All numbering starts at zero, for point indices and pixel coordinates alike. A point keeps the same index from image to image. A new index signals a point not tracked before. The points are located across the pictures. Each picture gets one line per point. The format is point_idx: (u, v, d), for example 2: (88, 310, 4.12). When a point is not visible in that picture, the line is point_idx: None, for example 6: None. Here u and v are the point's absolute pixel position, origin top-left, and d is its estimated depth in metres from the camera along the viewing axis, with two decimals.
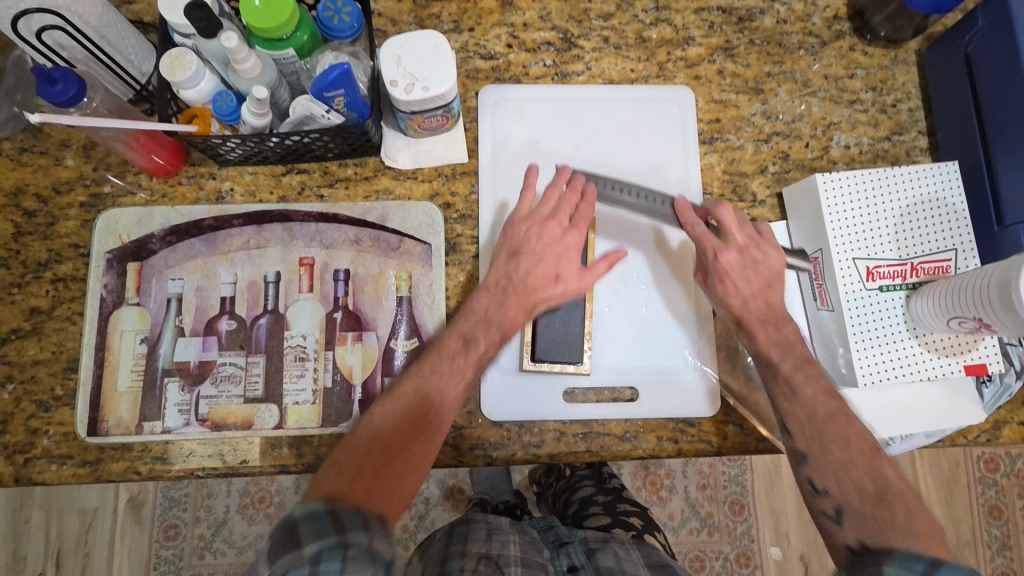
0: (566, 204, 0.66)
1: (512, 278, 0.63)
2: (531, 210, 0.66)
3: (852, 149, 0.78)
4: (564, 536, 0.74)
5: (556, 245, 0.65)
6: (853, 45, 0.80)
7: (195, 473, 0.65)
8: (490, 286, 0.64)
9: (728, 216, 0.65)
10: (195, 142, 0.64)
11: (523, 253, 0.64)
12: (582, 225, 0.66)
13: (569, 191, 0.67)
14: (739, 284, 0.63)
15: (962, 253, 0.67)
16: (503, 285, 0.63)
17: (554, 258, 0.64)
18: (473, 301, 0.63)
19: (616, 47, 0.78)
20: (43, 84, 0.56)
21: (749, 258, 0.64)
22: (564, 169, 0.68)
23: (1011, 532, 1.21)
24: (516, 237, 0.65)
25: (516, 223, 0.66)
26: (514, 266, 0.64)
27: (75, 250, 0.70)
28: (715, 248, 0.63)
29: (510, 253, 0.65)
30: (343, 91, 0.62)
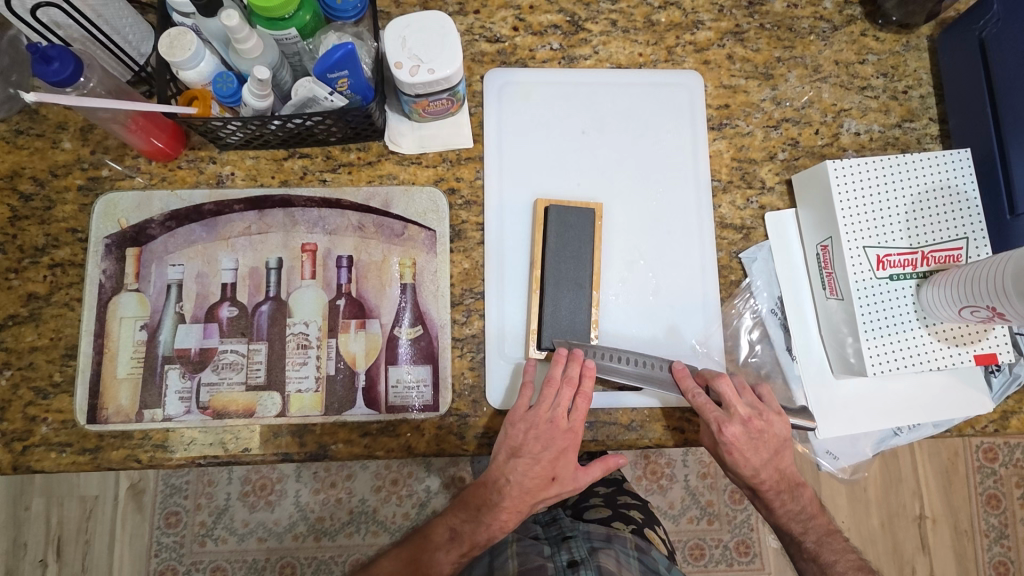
0: (564, 396, 0.63)
1: (511, 479, 0.63)
2: (530, 416, 0.63)
3: (862, 137, 0.76)
4: (566, 529, 0.74)
5: (553, 447, 0.63)
6: (864, 30, 0.78)
7: (195, 462, 0.65)
8: (487, 482, 0.64)
9: (731, 392, 0.64)
10: (195, 125, 0.63)
11: (522, 453, 0.62)
12: (578, 427, 0.64)
13: (566, 381, 0.64)
14: (748, 454, 0.64)
15: (973, 242, 0.66)
16: (499, 487, 0.63)
17: (550, 461, 0.63)
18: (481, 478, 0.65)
19: (624, 30, 0.77)
20: (38, 63, 0.54)
21: (755, 430, 0.64)
22: (559, 356, 0.64)
23: (1008, 521, 1.21)
24: (513, 437, 0.63)
25: (514, 418, 0.63)
26: (513, 470, 0.63)
27: (73, 235, 0.69)
28: (720, 420, 0.62)
29: (509, 456, 0.63)
30: (347, 72, 0.60)
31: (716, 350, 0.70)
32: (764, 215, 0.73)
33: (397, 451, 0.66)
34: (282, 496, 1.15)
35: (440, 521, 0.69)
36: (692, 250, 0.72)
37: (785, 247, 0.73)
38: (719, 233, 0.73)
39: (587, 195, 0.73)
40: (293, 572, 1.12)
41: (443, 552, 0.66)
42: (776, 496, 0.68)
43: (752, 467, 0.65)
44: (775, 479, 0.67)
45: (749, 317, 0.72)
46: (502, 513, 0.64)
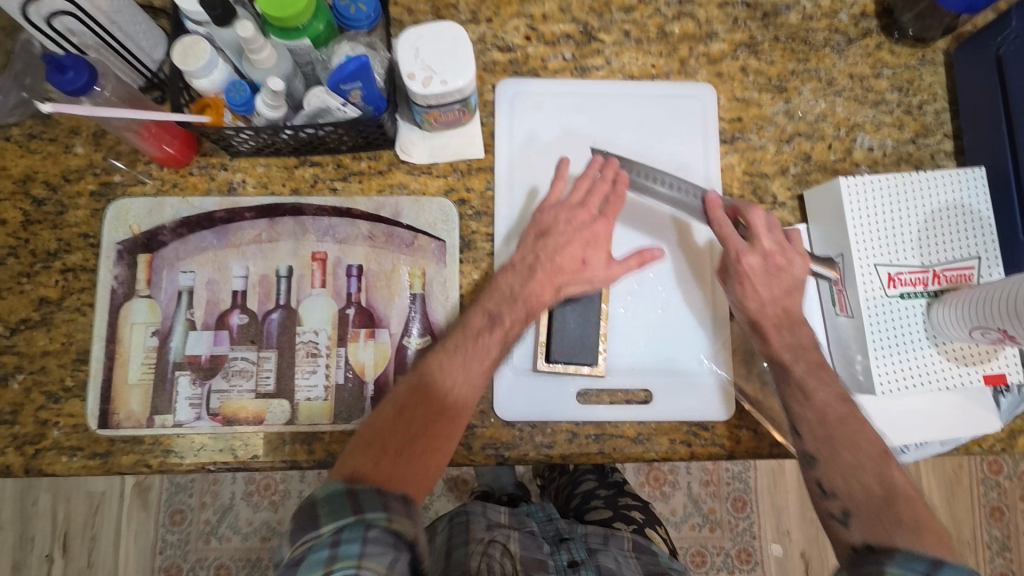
0: (586, 216, 0.68)
1: (537, 261, 0.66)
2: (560, 204, 0.68)
3: (875, 152, 0.76)
4: (564, 531, 0.73)
5: (584, 258, 0.67)
6: (880, 44, 0.78)
7: (205, 468, 0.65)
8: (516, 265, 0.66)
9: (759, 222, 0.67)
10: (208, 132, 0.63)
11: (550, 232, 0.67)
12: (609, 211, 0.68)
13: (596, 193, 0.68)
14: (760, 289, 0.65)
15: (985, 262, 0.66)
16: (530, 264, 0.66)
17: (581, 244, 0.67)
18: (498, 279, 0.66)
19: (637, 41, 0.77)
20: (54, 72, 0.55)
21: (773, 261, 0.65)
22: (595, 163, 0.69)
23: (1013, 533, 1.21)
24: (544, 221, 0.68)
25: (546, 208, 0.68)
26: (542, 247, 0.66)
27: (85, 240, 0.69)
28: (738, 250, 0.65)
29: (535, 236, 0.67)
30: (360, 84, 0.60)
31: (725, 365, 0.70)
32: (774, 229, 0.73)
33: None
34: (285, 497, 1.16)
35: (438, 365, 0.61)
36: (701, 265, 0.72)
37: None
38: None
39: None
40: None
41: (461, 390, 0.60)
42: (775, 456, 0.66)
43: (762, 287, 0.65)
44: (784, 317, 0.65)
45: None
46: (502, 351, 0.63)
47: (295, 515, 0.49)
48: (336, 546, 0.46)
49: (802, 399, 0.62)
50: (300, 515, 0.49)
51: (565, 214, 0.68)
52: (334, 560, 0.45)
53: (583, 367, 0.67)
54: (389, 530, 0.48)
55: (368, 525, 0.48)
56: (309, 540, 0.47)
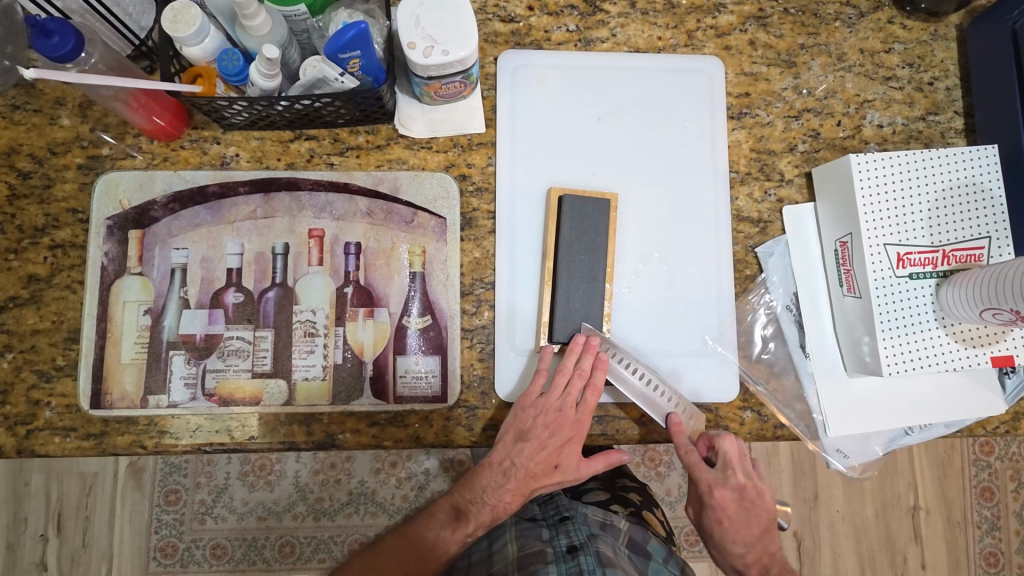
0: (576, 386, 0.63)
1: (515, 462, 0.63)
2: (540, 402, 0.63)
3: (884, 129, 0.74)
4: (564, 510, 0.71)
5: (560, 435, 0.63)
6: (891, 18, 0.76)
7: (201, 449, 0.64)
8: (491, 463, 0.63)
9: (732, 454, 0.64)
10: (200, 104, 0.60)
11: (529, 437, 0.63)
12: (585, 419, 0.64)
13: (578, 372, 0.63)
14: (733, 520, 0.66)
15: (996, 241, 0.65)
16: (506, 467, 0.63)
17: (556, 448, 0.63)
18: (477, 471, 0.65)
19: (643, 12, 0.74)
20: (38, 37, 0.52)
21: (744, 496, 0.66)
22: (575, 344, 0.64)
23: (1002, 513, 1.11)
24: (521, 420, 0.63)
25: (525, 405, 0.63)
26: (518, 452, 0.63)
27: (74, 216, 0.67)
28: (710, 483, 0.64)
29: (515, 437, 0.63)
30: (359, 53, 0.58)
31: (729, 345, 0.70)
32: (781, 208, 0.72)
33: (405, 441, 0.65)
34: (281, 477, 1.04)
35: (446, 499, 0.66)
36: (706, 243, 0.71)
37: (802, 243, 0.71)
38: (736, 226, 0.72)
39: (602, 184, 0.71)
40: (293, 551, 1.05)
41: (449, 531, 0.64)
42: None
43: (740, 541, 0.67)
44: (764, 558, 0.68)
45: (762, 313, 0.71)
46: (506, 495, 0.63)
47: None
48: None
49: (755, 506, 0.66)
50: None
51: (540, 414, 0.63)
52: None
53: None
54: None
55: None
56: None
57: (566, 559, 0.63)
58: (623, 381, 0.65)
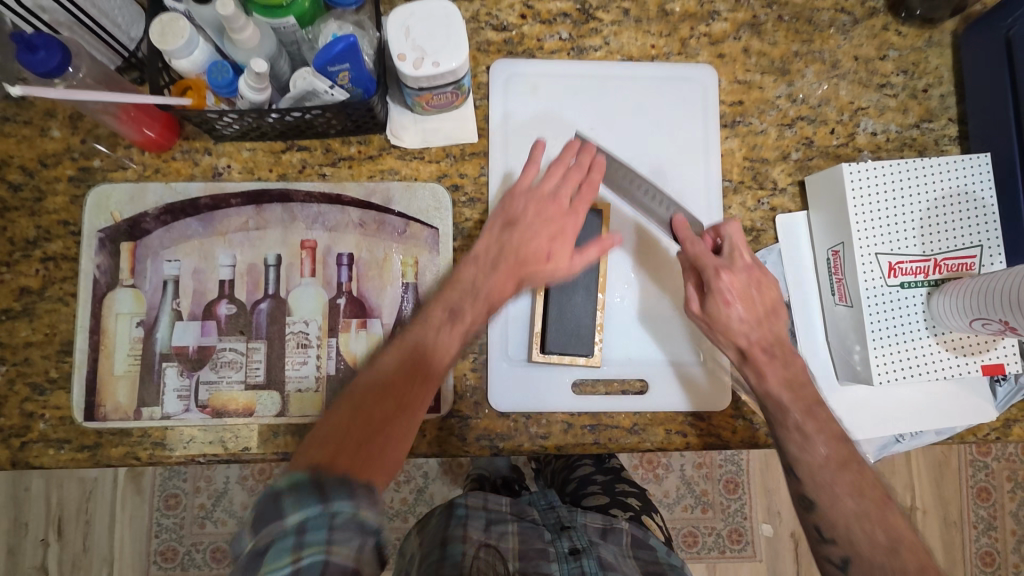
0: (572, 177, 0.64)
1: (507, 241, 0.62)
2: (534, 188, 0.64)
3: (878, 137, 0.74)
4: (565, 520, 0.70)
5: (552, 219, 0.63)
6: (886, 25, 0.76)
7: (196, 459, 0.64)
8: (478, 257, 0.62)
9: (737, 236, 0.63)
10: (190, 116, 0.60)
11: (518, 221, 0.62)
12: (581, 208, 0.63)
13: (575, 167, 0.65)
14: (745, 309, 0.61)
15: (987, 250, 0.65)
16: (493, 257, 0.61)
17: (548, 236, 0.62)
18: (460, 271, 0.61)
19: (636, 20, 0.74)
20: (24, 52, 0.52)
21: (753, 280, 0.62)
22: (572, 144, 0.66)
23: (997, 513, 1.11)
24: (513, 207, 0.64)
25: (517, 193, 0.64)
26: (510, 233, 0.62)
27: (66, 228, 0.67)
28: (715, 265, 0.62)
29: (505, 224, 0.63)
30: (348, 65, 0.58)
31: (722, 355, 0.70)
32: (774, 217, 0.72)
33: None
34: None
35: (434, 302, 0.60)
36: None
37: (795, 250, 0.71)
38: None
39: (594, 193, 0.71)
40: None
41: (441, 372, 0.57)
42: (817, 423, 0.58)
43: (744, 316, 0.61)
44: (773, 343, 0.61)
45: None
46: (493, 280, 0.60)
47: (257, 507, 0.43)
48: (303, 534, 0.41)
49: (801, 441, 0.58)
50: (264, 503, 0.43)
51: (532, 201, 0.63)
52: (302, 547, 0.40)
53: (579, 358, 0.67)
54: (355, 518, 0.43)
55: (334, 514, 0.42)
56: (273, 531, 0.41)
57: (569, 560, 0.62)
58: (618, 187, 0.69)
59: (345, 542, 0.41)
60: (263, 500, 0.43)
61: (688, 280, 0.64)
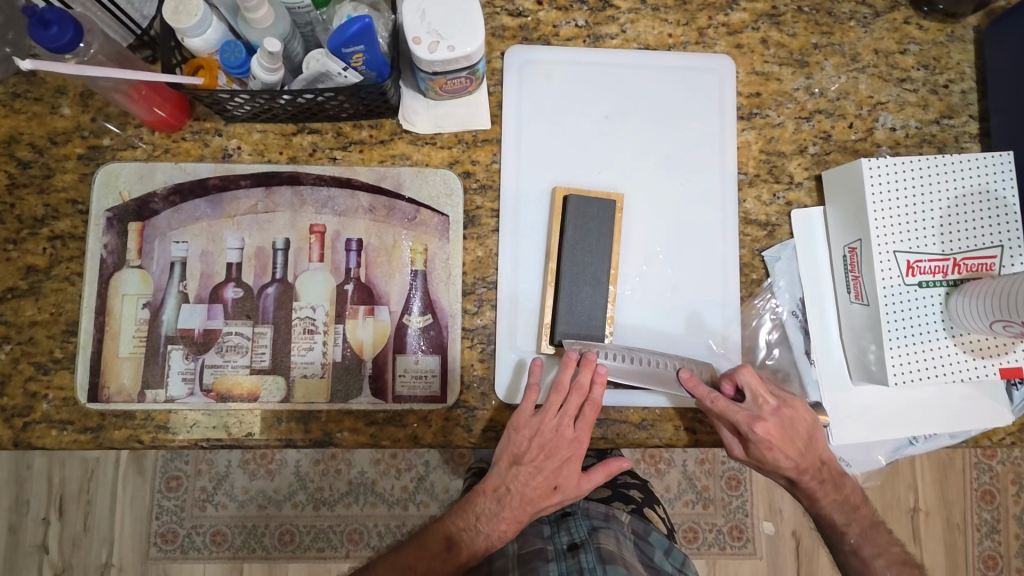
0: (574, 403, 0.61)
1: (512, 487, 0.61)
2: (535, 422, 0.61)
3: (897, 132, 0.73)
4: (567, 505, 0.71)
5: (557, 456, 0.61)
6: (907, 18, 0.74)
7: (199, 444, 0.64)
8: (487, 490, 0.62)
9: (754, 384, 0.62)
10: (201, 96, 0.59)
11: (524, 461, 0.61)
12: (584, 435, 0.62)
13: (575, 388, 0.61)
14: (785, 451, 0.62)
15: (1009, 250, 0.64)
16: (501, 494, 0.61)
17: (553, 470, 0.61)
18: (472, 499, 0.63)
19: (654, 8, 0.73)
20: (35, 27, 0.51)
21: (783, 420, 0.62)
22: (570, 359, 0.61)
23: (1002, 517, 1.10)
24: (517, 443, 0.61)
25: (519, 427, 0.61)
26: (514, 477, 0.61)
27: (73, 207, 0.66)
28: (748, 422, 0.60)
29: (511, 464, 0.61)
30: (363, 47, 0.57)
31: (733, 350, 0.68)
32: (790, 211, 0.71)
33: (404, 441, 0.65)
34: (282, 465, 1.07)
35: (440, 527, 0.63)
36: (712, 248, 0.69)
37: (811, 246, 0.70)
38: (743, 229, 0.71)
39: (607, 184, 0.70)
40: (292, 539, 1.04)
41: (473, 532, 0.61)
42: (819, 486, 0.65)
43: (790, 460, 0.62)
44: (817, 467, 0.64)
45: (768, 319, 0.70)
46: (502, 522, 0.61)
47: None
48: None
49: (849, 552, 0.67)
50: None
51: (536, 426, 0.61)
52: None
53: None
54: None
55: None
56: None
57: (567, 557, 0.62)
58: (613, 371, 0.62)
59: None
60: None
61: (726, 430, 0.63)
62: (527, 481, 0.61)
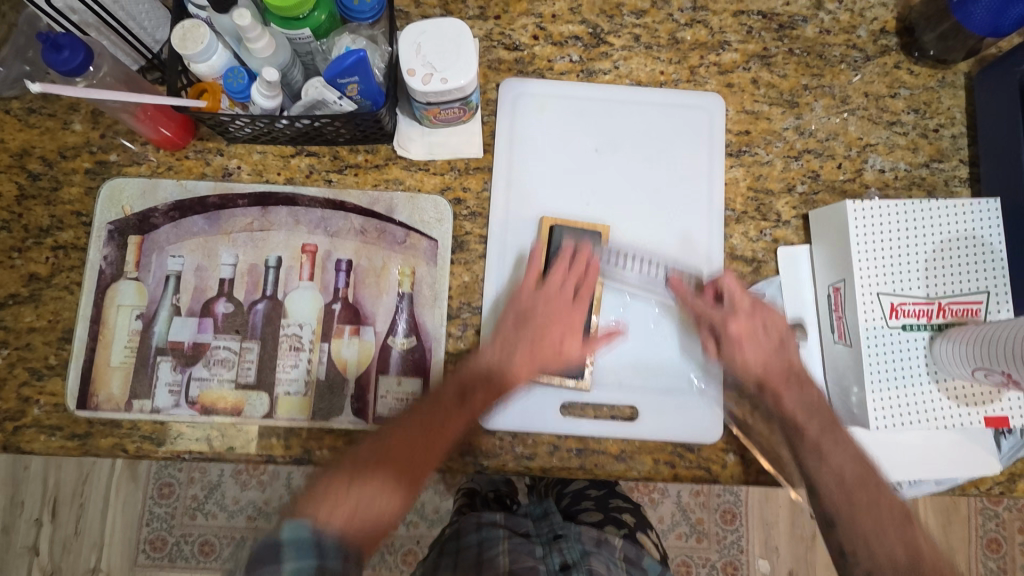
0: (573, 278, 0.65)
1: (519, 338, 0.63)
2: (537, 295, 0.65)
3: (886, 174, 0.74)
4: (558, 530, 0.68)
5: (560, 321, 0.64)
6: (898, 62, 0.75)
7: (181, 456, 0.65)
8: (490, 346, 0.64)
9: (735, 289, 0.66)
10: (204, 118, 0.62)
11: (529, 318, 0.64)
12: (587, 296, 0.65)
13: (572, 273, 0.66)
14: (756, 347, 0.64)
15: (995, 297, 0.64)
16: (507, 347, 0.63)
17: (555, 338, 0.63)
18: (464, 365, 0.63)
19: (647, 47, 0.75)
20: (49, 51, 0.54)
21: (758, 321, 0.65)
22: (566, 250, 0.67)
23: (1008, 567, 1.07)
24: (520, 302, 0.65)
25: (523, 292, 0.65)
26: (520, 339, 0.63)
27: (78, 218, 0.69)
28: (722, 318, 0.65)
29: (515, 321, 0.64)
30: (357, 78, 0.59)
31: (715, 385, 0.68)
32: (775, 249, 0.71)
33: None
34: (273, 478, 1.07)
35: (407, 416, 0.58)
36: (697, 281, 0.70)
37: (795, 285, 0.70)
38: (728, 264, 0.71)
39: (595, 215, 0.71)
40: None
41: (448, 413, 0.59)
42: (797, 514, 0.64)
43: (762, 361, 0.64)
44: (790, 371, 0.64)
45: None
46: (478, 395, 0.60)
47: (258, 549, 0.47)
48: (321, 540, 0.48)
49: None
50: (262, 546, 0.47)
51: (540, 296, 0.65)
52: (315, 555, 0.47)
53: (567, 379, 0.66)
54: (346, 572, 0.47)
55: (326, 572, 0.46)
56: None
57: None
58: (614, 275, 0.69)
59: None
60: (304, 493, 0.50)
61: (703, 332, 0.67)
62: (527, 352, 0.63)
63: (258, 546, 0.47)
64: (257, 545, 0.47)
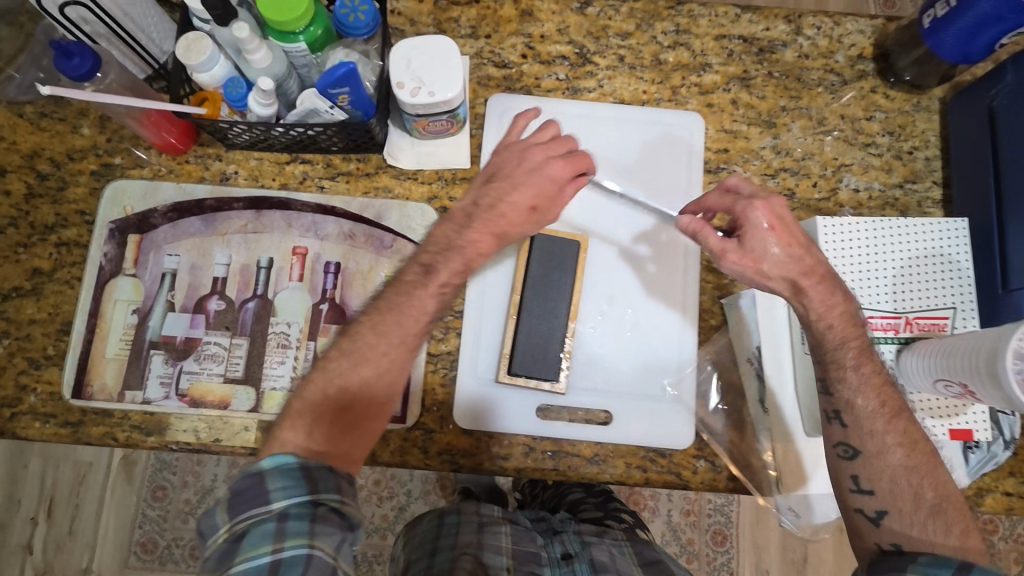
0: (556, 149, 0.67)
1: (489, 195, 0.64)
2: (514, 152, 0.67)
3: (861, 194, 0.76)
4: (557, 527, 0.69)
5: (530, 178, 0.65)
6: (874, 87, 0.78)
7: (169, 446, 0.67)
8: (456, 210, 0.65)
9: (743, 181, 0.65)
10: (204, 124, 0.65)
11: (501, 175, 0.65)
12: (569, 164, 0.66)
13: (554, 145, 0.67)
14: (783, 231, 0.61)
15: (961, 312, 0.66)
16: (469, 210, 0.64)
17: (527, 188, 0.64)
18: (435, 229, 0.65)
19: (631, 67, 0.78)
20: (61, 58, 0.58)
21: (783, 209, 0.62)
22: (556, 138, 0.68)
23: None
24: (500, 161, 0.67)
25: (503, 151, 0.67)
26: (491, 187, 0.65)
27: (81, 217, 0.72)
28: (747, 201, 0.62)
29: (487, 178, 0.66)
30: (348, 89, 0.63)
31: (688, 393, 0.70)
32: None
33: None
34: None
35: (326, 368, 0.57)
36: (673, 292, 0.72)
37: None
38: (704, 276, 0.73)
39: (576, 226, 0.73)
40: None
41: (373, 366, 0.58)
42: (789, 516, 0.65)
43: (791, 242, 0.60)
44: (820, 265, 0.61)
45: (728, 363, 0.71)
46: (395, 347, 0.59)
47: (239, 485, 0.48)
48: (284, 522, 0.47)
49: None
50: (245, 484, 0.48)
51: (519, 156, 0.66)
52: (283, 536, 0.46)
53: (543, 383, 0.67)
54: (337, 510, 0.49)
55: (318, 504, 0.48)
56: (260, 514, 0.47)
57: (561, 565, 0.61)
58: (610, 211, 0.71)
59: (326, 532, 0.47)
60: (245, 485, 0.48)
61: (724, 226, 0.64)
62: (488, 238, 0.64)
63: (241, 487, 0.48)
64: (239, 483, 0.48)
